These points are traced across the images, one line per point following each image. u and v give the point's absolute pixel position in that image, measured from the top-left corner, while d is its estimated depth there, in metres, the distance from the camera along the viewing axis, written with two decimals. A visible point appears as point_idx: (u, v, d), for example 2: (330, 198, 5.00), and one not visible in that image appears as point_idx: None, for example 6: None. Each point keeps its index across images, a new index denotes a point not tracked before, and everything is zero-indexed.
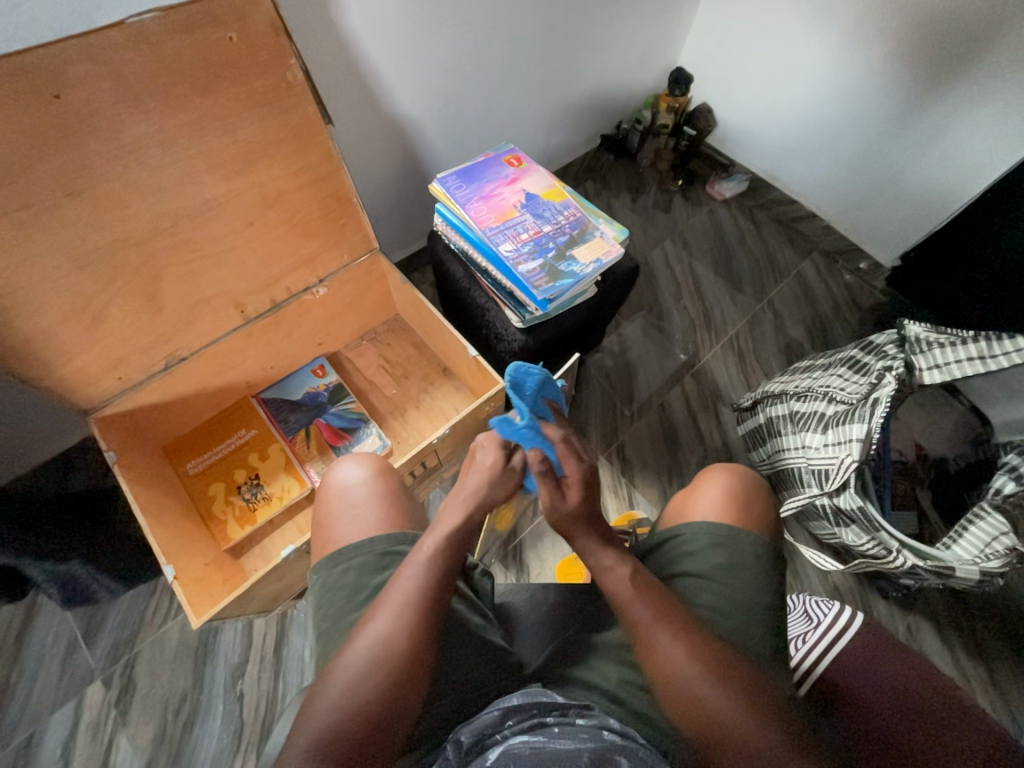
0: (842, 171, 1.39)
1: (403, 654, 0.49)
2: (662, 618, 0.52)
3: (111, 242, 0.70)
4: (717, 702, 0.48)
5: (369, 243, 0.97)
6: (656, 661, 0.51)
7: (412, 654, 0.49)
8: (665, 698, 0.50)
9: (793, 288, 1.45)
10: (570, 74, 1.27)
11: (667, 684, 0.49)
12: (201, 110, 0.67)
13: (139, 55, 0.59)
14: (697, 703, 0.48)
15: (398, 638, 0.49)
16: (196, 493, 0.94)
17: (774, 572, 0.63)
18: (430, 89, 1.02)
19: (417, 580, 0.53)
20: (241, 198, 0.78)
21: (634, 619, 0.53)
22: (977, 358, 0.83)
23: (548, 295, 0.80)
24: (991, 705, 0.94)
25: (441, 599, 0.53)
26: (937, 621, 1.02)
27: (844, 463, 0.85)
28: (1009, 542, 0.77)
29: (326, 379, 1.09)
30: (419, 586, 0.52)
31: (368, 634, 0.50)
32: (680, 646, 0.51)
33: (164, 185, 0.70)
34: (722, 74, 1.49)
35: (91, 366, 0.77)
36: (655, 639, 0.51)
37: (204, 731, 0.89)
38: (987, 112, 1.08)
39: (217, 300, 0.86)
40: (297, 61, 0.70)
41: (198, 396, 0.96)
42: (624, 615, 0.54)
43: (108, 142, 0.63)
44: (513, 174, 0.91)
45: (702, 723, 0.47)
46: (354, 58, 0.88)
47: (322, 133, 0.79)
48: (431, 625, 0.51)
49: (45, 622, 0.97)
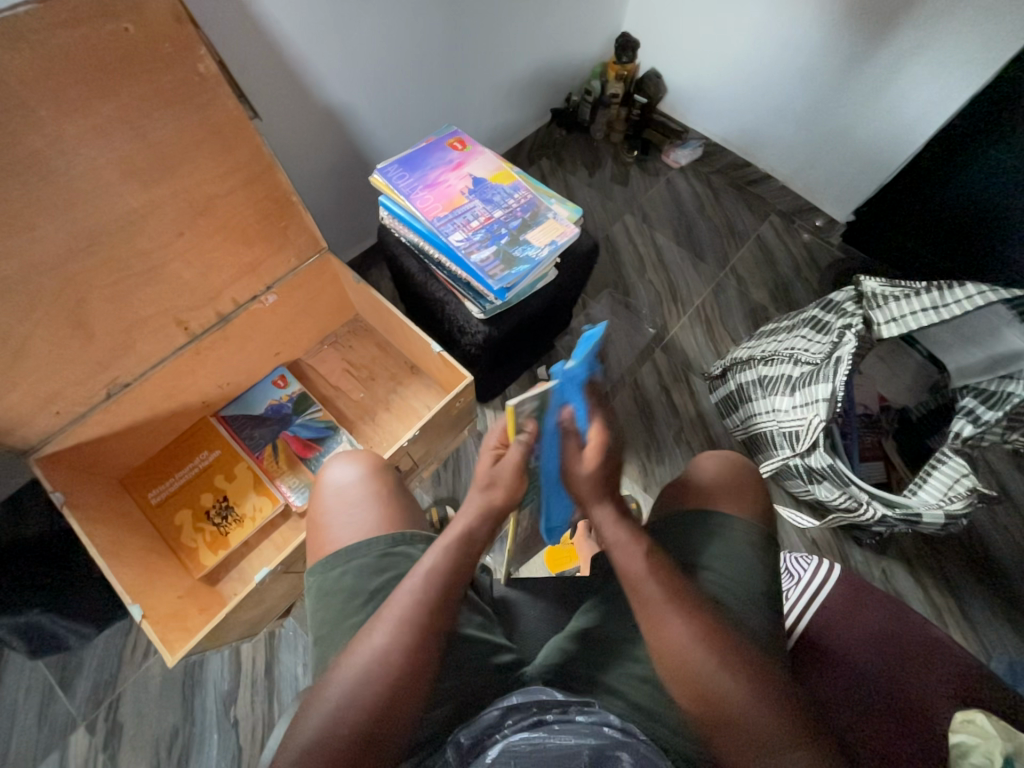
0: (794, 130, 1.38)
1: (399, 670, 0.47)
2: (676, 603, 0.51)
3: (22, 269, 0.64)
4: (724, 692, 0.48)
5: (316, 243, 0.92)
6: (668, 654, 0.50)
7: (405, 672, 0.47)
8: (669, 677, 0.50)
9: (753, 252, 1.46)
10: (511, 48, 1.22)
11: (678, 670, 0.49)
12: (104, 113, 0.61)
13: (18, 56, 0.53)
14: (714, 700, 0.48)
15: (393, 654, 0.47)
16: (160, 524, 0.90)
17: (769, 560, 0.63)
18: (362, 73, 0.97)
19: (416, 593, 0.51)
20: (166, 207, 0.73)
21: (647, 615, 0.51)
22: (930, 309, 0.84)
23: (504, 284, 0.78)
24: (961, 635, 1.00)
25: (440, 616, 0.50)
26: (909, 563, 1.07)
27: (812, 423, 0.87)
28: (970, 482, 0.80)
29: (288, 389, 1.04)
30: (419, 601, 0.50)
31: (363, 650, 0.48)
32: (691, 627, 0.50)
33: (73, 200, 0.64)
34: (667, 37, 1.45)
35: (21, 403, 0.71)
36: (665, 618, 0.50)
37: (200, 762, 0.87)
38: (925, 60, 1.08)
39: (156, 318, 0.80)
40: (207, 51, 0.65)
41: (149, 422, 0.90)
42: (635, 593, 0.52)
43: (1, 156, 0.56)
44: (458, 159, 0.87)
45: (709, 702, 0.48)
46: (275, 45, 0.82)
47: (247, 129, 0.74)
48: (430, 642, 0.49)
49: (15, 675, 0.92)
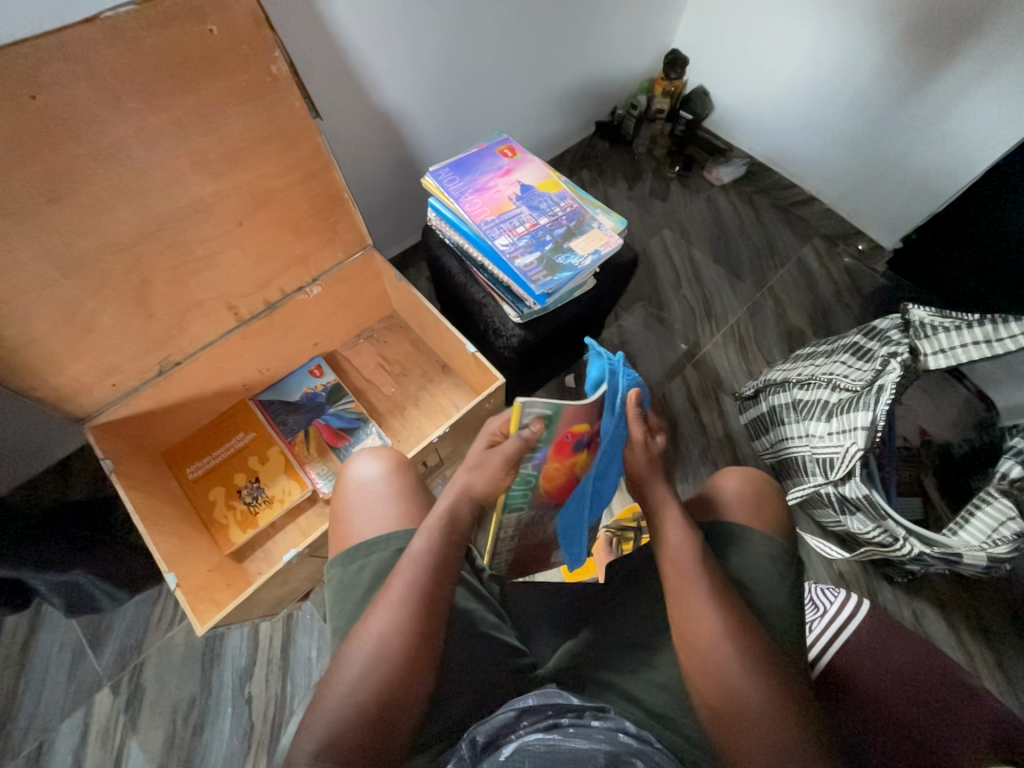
0: (843, 153, 1.36)
1: (399, 652, 0.48)
2: (708, 587, 0.52)
3: (97, 248, 0.68)
4: (746, 684, 0.47)
5: (362, 240, 0.95)
6: (694, 643, 0.50)
7: (405, 653, 0.48)
8: (692, 665, 0.50)
9: (793, 274, 1.43)
10: (562, 60, 1.24)
11: (700, 656, 0.49)
12: (183, 108, 0.65)
13: (115, 52, 0.57)
14: (732, 697, 0.47)
15: (391, 636, 0.48)
16: (196, 499, 0.93)
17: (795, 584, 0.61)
18: (418, 80, 1.00)
19: (409, 576, 0.52)
20: (230, 198, 0.77)
21: (681, 599, 0.52)
22: (982, 342, 0.82)
23: (546, 289, 0.78)
24: (996, 686, 0.95)
25: (437, 595, 0.51)
26: (942, 605, 1.02)
27: (849, 452, 0.84)
28: (1017, 527, 0.76)
29: (324, 379, 1.07)
30: (412, 583, 0.51)
31: (364, 636, 0.49)
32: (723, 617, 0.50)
33: (148, 186, 0.68)
34: (718, 56, 1.45)
35: (83, 373, 0.75)
36: (696, 608, 0.51)
37: (214, 734, 0.89)
38: (987, 89, 1.06)
39: (210, 302, 0.84)
40: (281, 53, 0.68)
41: (194, 400, 0.95)
42: (676, 578, 0.53)
43: (89, 144, 0.61)
44: (507, 166, 0.89)
45: (729, 698, 0.47)
46: (340, 50, 0.86)
47: (310, 128, 0.77)
48: (429, 622, 0.50)
49: (50, 632, 0.96)
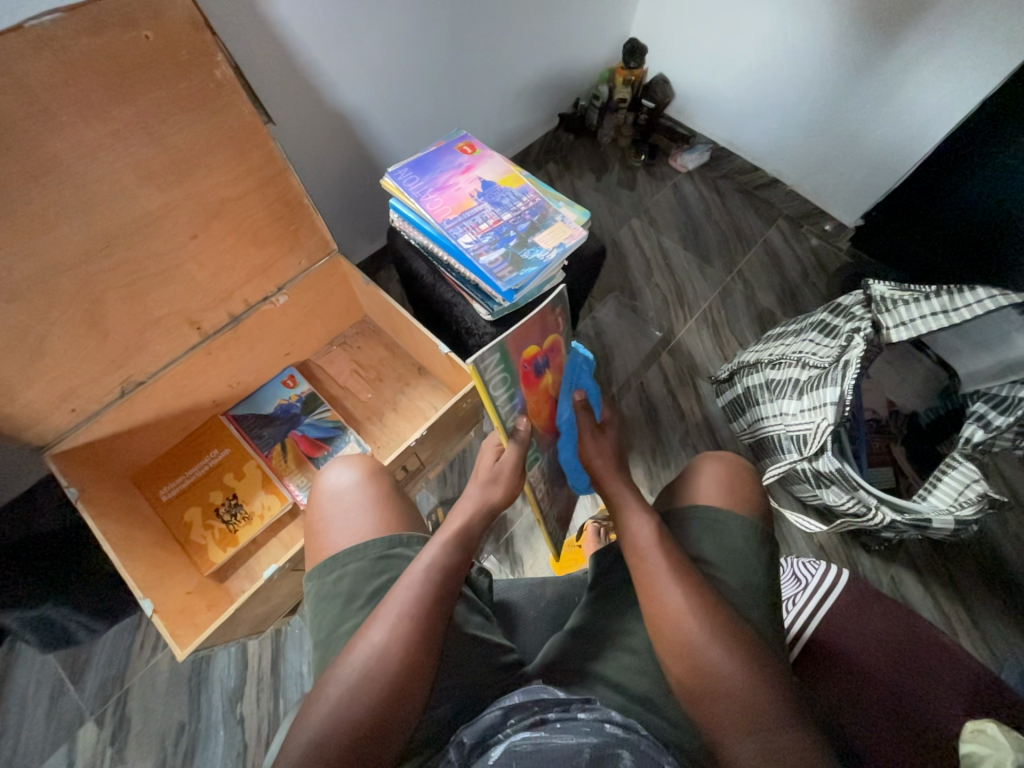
0: (801, 135, 1.39)
1: (398, 665, 0.47)
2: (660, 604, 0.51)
3: (43, 268, 0.65)
4: (719, 659, 0.48)
5: (326, 245, 0.93)
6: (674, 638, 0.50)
7: (404, 667, 0.47)
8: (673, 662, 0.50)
9: (761, 256, 1.45)
10: (520, 54, 1.24)
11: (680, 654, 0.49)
12: (122, 119, 0.62)
13: (43, 63, 0.55)
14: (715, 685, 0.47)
15: (393, 648, 0.48)
16: (170, 520, 0.91)
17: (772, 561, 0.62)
18: (373, 79, 0.98)
19: (415, 589, 0.51)
20: (181, 209, 0.74)
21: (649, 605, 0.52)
22: (940, 313, 0.84)
23: (512, 285, 0.78)
24: (973, 644, 0.98)
25: (441, 610, 0.51)
26: (919, 570, 1.06)
27: (820, 427, 0.86)
28: (981, 488, 0.79)
29: (297, 389, 1.05)
30: (416, 596, 0.51)
31: (364, 645, 0.48)
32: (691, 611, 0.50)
33: (92, 202, 0.65)
34: (676, 44, 1.46)
35: (39, 399, 0.72)
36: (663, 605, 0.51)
37: (206, 759, 0.88)
38: (934, 67, 1.09)
39: (169, 319, 0.82)
40: (224, 57, 0.66)
41: (162, 420, 0.92)
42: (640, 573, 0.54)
43: (21, 161, 0.58)
44: (468, 162, 0.88)
45: (699, 672, 0.48)
46: (289, 52, 0.84)
47: (261, 133, 0.75)
48: (432, 637, 0.49)
49: (26, 669, 0.93)
